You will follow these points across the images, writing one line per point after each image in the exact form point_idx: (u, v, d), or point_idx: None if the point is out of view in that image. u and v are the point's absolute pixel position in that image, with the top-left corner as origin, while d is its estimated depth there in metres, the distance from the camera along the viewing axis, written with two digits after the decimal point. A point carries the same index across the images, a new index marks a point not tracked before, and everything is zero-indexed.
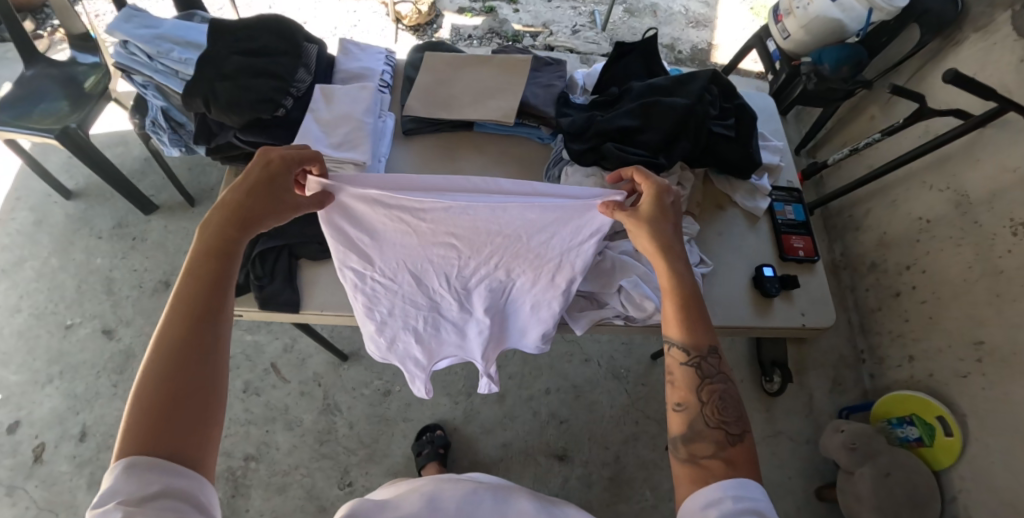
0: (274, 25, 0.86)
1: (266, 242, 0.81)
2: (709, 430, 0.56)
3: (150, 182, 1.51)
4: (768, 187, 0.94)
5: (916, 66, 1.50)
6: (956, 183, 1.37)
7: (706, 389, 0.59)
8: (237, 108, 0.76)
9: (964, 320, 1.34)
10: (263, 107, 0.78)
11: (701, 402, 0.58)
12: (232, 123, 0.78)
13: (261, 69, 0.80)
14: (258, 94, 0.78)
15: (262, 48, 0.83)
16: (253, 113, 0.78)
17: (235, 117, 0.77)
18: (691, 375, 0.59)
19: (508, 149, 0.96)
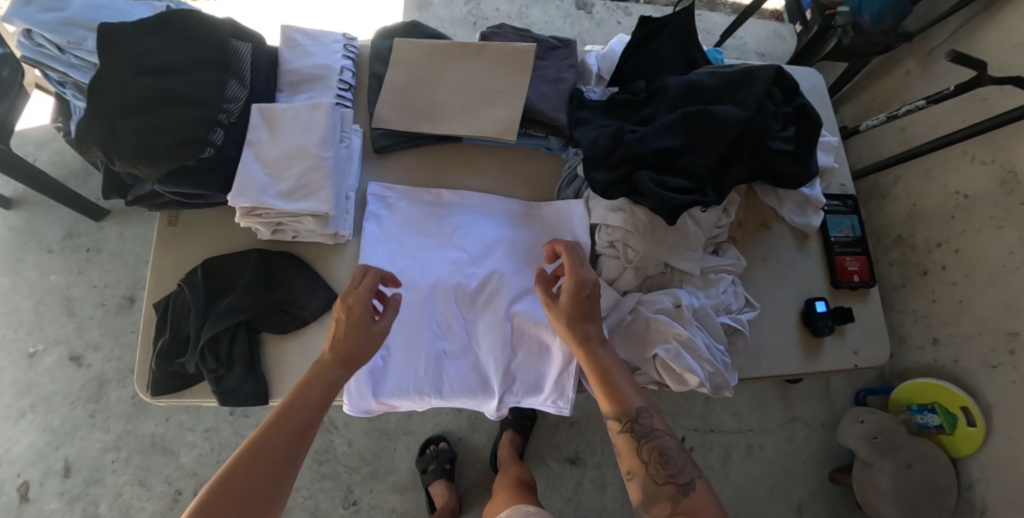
0: (178, 22, 0.63)
1: (214, 322, 0.62)
2: (658, 488, 0.57)
3: (94, 184, 1.38)
4: (823, 197, 0.77)
5: (955, 27, 1.25)
6: (1005, 158, 1.19)
7: (645, 450, 0.58)
8: (149, 158, 0.59)
9: (997, 309, 1.24)
10: (183, 152, 0.61)
11: (644, 465, 0.58)
12: (146, 175, 0.61)
13: (174, 96, 0.61)
14: (176, 134, 0.60)
15: (173, 63, 0.61)
16: (173, 161, 0.61)
17: (148, 168, 0.60)
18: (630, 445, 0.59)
19: (510, 163, 0.78)
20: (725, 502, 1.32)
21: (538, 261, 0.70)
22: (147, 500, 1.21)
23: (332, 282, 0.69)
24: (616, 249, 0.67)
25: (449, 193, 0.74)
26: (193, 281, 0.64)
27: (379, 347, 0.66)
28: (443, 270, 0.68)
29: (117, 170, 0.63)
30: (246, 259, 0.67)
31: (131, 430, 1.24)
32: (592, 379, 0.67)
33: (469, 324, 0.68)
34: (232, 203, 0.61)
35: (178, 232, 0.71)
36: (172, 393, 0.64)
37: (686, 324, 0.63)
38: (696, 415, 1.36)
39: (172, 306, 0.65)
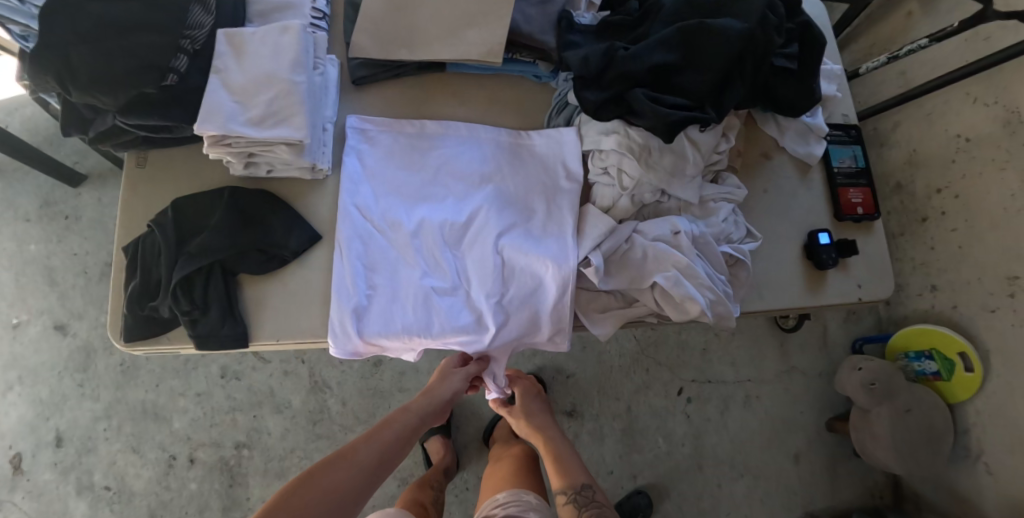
0: None
1: (186, 262, 0.58)
2: None
3: (69, 148, 1.32)
4: (825, 127, 0.75)
5: None
6: (1008, 97, 1.16)
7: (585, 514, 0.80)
8: (104, 84, 0.55)
9: (998, 254, 1.22)
10: (143, 79, 0.56)
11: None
12: (105, 105, 0.57)
13: (133, 20, 0.56)
14: (133, 59, 0.55)
15: None
16: (133, 88, 0.56)
17: (107, 97, 0.56)
18: (573, 510, 0.82)
19: (496, 93, 0.75)
20: (722, 452, 1.33)
21: (527, 190, 0.67)
22: (142, 466, 1.19)
23: (313, 219, 0.66)
24: (610, 175, 0.65)
25: (432, 125, 0.71)
26: (163, 222, 0.61)
27: (362, 286, 0.63)
28: (429, 203, 0.66)
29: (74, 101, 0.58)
30: (218, 198, 0.63)
31: (121, 398, 1.22)
32: (586, 312, 0.64)
33: (458, 259, 0.65)
34: (198, 130, 0.57)
35: (147, 174, 0.67)
36: (146, 339, 0.61)
37: (685, 252, 0.60)
38: (693, 366, 1.35)
39: (142, 247, 0.61)
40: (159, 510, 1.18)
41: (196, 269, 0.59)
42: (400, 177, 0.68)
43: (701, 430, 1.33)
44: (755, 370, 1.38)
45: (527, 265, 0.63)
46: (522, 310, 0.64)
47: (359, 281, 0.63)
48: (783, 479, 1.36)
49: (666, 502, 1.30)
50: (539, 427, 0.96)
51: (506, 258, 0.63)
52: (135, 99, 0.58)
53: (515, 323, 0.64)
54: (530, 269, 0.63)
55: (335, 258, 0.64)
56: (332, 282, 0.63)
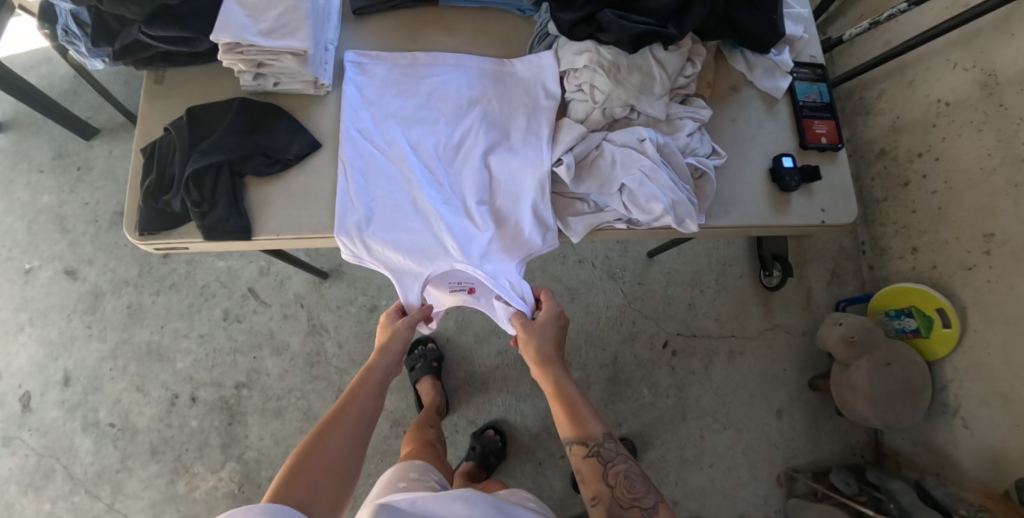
0: None
1: (197, 158, 0.64)
2: (626, 510, 0.62)
3: (83, 102, 1.39)
4: (790, 64, 0.80)
5: None
6: (986, 59, 1.14)
7: (611, 473, 0.64)
8: None
9: (976, 212, 1.19)
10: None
11: (610, 488, 0.64)
12: (132, 15, 0.63)
13: None
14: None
15: None
16: None
17: (134, 7, 0.62)
18: (595, 468, 0.65)
19: (483, 27, 0.78)
20: (705, 403, 1.38)
21: (510, 112, 0.71)
22: (145, 404, 1.24)
23: (314, 130, 0.71)
24: (584, 91, 0.68)
25: (422, 56, 0.74)
26: (179, 125, 0.67)
27: (366, 199, 0.68)
28: (422, 129, 0.70)
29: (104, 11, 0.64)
30: (229, 107, 0.69)
31: (127, 339, 1.28)
32: (560, 217, 0.69)
33: (451, 175, 0.70)
34: (213, 39, 0.61)
35: (163, 90, 0.74)
36: (159, 232, 0.67)
37: (651, 158, 0.64)
38: (677, 320, 1.41)
39: (159, 150, 0.67)
40: (161, 447, 1.23)
41: (207, 165, 0.64)
42: (394, 102, 0.71)
43: (685, 382, 1.38)
44: (738, 326, 1.43)
45: (516, 177, 0.69)
46: (511, 218, 0.70)
47: (362, 195, 0.68)
48: (765, 433, 1.38)
49: (650, 451, 1.35)
50: (549, 359, 0.72)
51: (496, 172, 0.69)
52: (159, 11, 0.64)
53: (505, 228, 0.70)
54: (518, 180, 0.69)
55: (338, 175, 0.68)
56: (337, 197, 0.68)
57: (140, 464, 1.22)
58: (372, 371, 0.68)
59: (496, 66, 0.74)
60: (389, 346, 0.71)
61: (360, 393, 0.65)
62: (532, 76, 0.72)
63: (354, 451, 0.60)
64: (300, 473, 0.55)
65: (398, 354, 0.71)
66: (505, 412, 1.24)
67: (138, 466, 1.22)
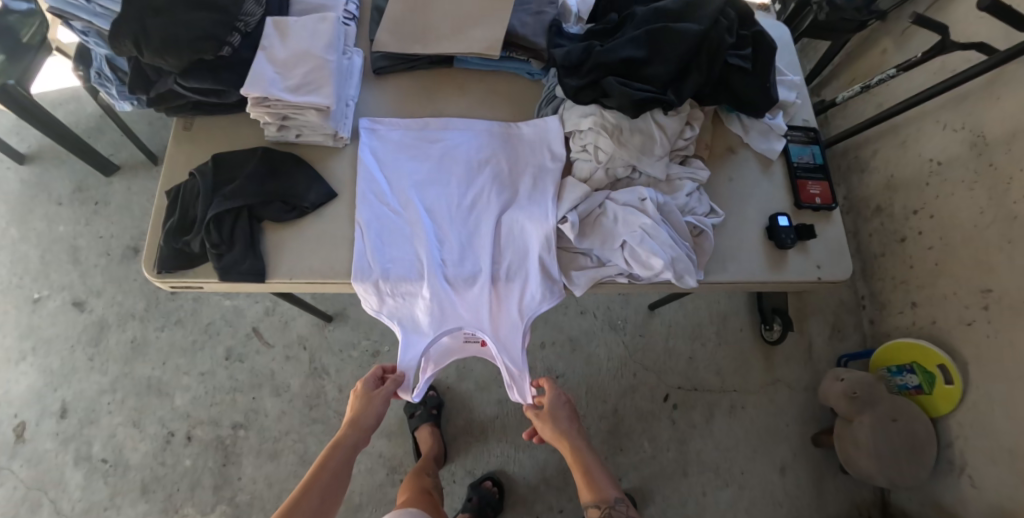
0: None
1: (220, 203, 0.67)
2: None
3: (107, 140, 1.46)
4: (784, 128, 0.83)
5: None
6: (975, 121, 1.18)
7: None
8: (172, 50, 0.66)
9: (972, 267, 1.21)
10: (203, 46, 0.68)
11: None
12: (170, 67, 0.69)
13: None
14: (195, 29, 0.67)
15: None
16: (194, 54, 0.68)
17: (172, 59, 0.67)
18: None
19: (495, 88, 0.80)
20: (706, 457, 1.36)
21: (518, 175, 0.72)
22: (139, 440, 1.23)
23: (330, 180, 0.74)
24: (589, 152, 0.71)
25: (434, 122, 0.76)
26: (204, 171, 0.70)
27: (382, 260, 0.68)
28: (436, 193, 0.71)
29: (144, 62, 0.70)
30: (252, 155, 0.72)
31: (128, 373, 1.28)
32: (565, 271, 0.70)
33: (465, 235, 0.69)
34: (242, 93, 0.66)
35: (190, 136, 0.78)
36: (175, 270, 0.69)
37: (651, 216, 0.66)
38: (678, 373, 1.41)
39: (183, 192, 0.71)
40: (152, 485, 1.21)
41: (226, 207, 0.67)
42: (406, 162, 0.72)
43: (686, 436, 1.37)
44: (740, 380, 1.42)
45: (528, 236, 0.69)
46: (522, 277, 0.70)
47: (379, 254, 0.68)
48: (768, 489, 1.35)
49: (650, 507, 1.31)
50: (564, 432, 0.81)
51: (509, 232, 0.70)
52: (195, 64, 0.70)
53: (519, 286, 0.70)
54: (530, 240, 0.69)
55: (355, 237, 0.69)
56: (354, 260, 0.68)
57: (129, 502, 1.19)
58: (344, 444, 0.73)
59: (505, 131, 0.75)
60: (359, 422, 0.74)
61: (331, 463, 0.71)
62: (537, 139, 0.74)
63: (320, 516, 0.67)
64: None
65: (368, 424, 0.74)
66: (504, 462, 1.22)
67: (127, 504, 1.19)
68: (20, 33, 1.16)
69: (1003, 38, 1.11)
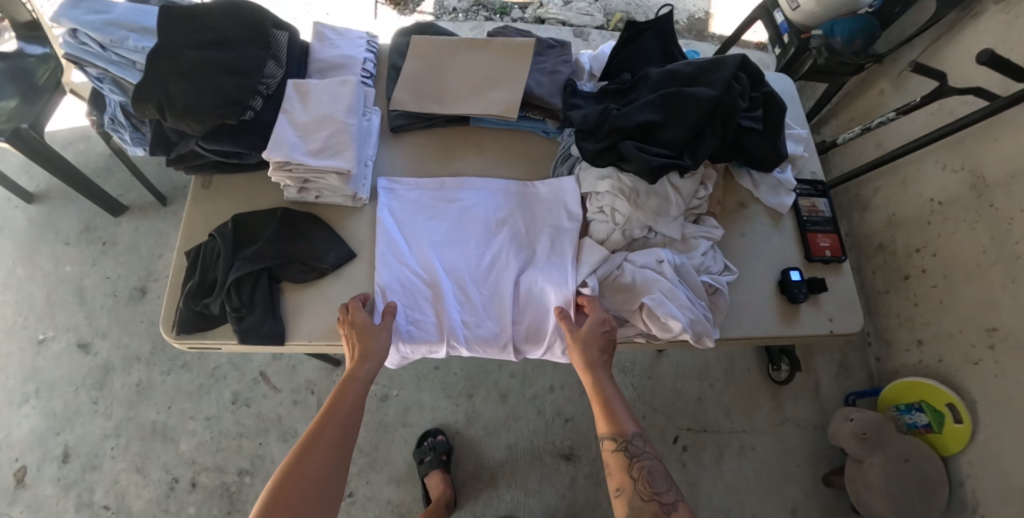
0: (230, 9, 0.73)
1: (241, 266, 0.68)
2: (643, 504, 0.61)
3: (116, 181, 1.47)
4: (793, 182, 0.84)
5: (929, 41, 1.30)
6: (974, 163, 1.21)
7: (636, 467, 0.63)
8: (197, 116, 0.68)
9: (976, 306, 1.22)
10: (227, 112, 0.69)
11: (633, 481, 0.63)
12: (193, 131, 0.70)
13: (223, 63, 0.70)
14: (219, 96, 0.68)
15: (225, 37, 0.72)
16: (217, 119, 0.69)
17: (196, 124, 0.69)
18: (622, 462, 0.64)
19: (511, 146, 0.82)
20: (716, 499, 1.34)
21: (536, 235, 0.73)
22: (143, 486, 1.21)
23: (348, 240, 0.74)
24: (605, 213, 0.72)
25: (451, 181, 0.77)
26: (224, 232, 0.71)
27: (404, 322, 0.69)
28: (456, 252, 0.71)
29: (167, 126, 0.71)
30: (271, 216, 0.73)
31: (132, 417, 1.26)
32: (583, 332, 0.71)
33: (485, 296, 0.70)
34: (265, 157, 0.67)
35: (209, 194, 0.78)
36: (194, 332, 0.69)
37: (668, 278, 0.67)
38: (687, 414, 1.41)
39: (203, 254, 0.71)
40: None
41: (242, 269, 0.67)
42: (423, 222, 0.74)
43: (696, 478, 1.36)
44: (749, 420, 1.42)
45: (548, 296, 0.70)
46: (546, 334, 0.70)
47: (399, 317, 0.69)
48: None
49: None
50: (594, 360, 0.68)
51: (529, 291, 0.70)
52: (218, 128, 0.71)
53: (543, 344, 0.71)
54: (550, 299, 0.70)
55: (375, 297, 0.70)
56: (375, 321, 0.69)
57: None
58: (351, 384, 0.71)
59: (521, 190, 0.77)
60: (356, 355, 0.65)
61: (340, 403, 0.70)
62: (553, 197, 0.75)
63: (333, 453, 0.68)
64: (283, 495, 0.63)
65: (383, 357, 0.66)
66: (513, 509, 1.20)
67: None
68: (37, 74, 1.19)
69: (1000, 84, 1.13)
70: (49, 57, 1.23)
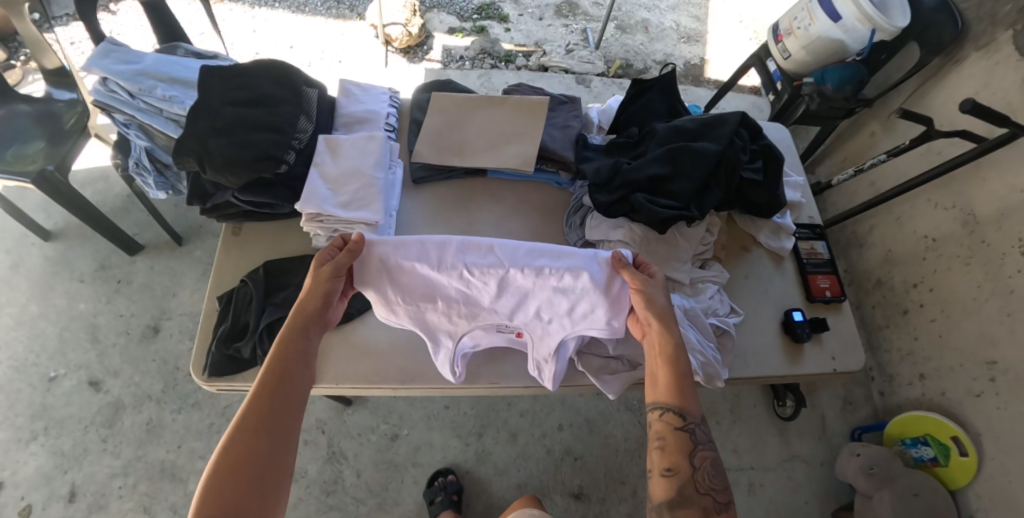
0: (268, 71, 0.80)
1: (272, 311, 0.72)
2: (698, 496, 0.58)
3: (133, 220, 1.51)
4: (792, 226, 0.89)
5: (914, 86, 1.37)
6: (964, 201, 1.26)
7: (698, 455, 0.61)
8: (235, 170, 0.72)
9: (975, 339, 1.25)
10: (263, 166, 0.73)
11: (694, 469, 0.60)
12: (229, 184, 0.74)
13: (261, 121, 0.75)
14: (256, 151, 0.73)
15: (263, 96, 0.78)
16: (254, 173, 0.73)
17: (232, 178, 0.73)
18: (684, 442, 0.61)
19: (526, 196, 0.86)
20: None
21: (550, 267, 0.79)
22: None
23: None
24: None
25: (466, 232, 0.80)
26: (255, 278, 0.75)
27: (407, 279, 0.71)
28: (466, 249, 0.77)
29: (205, 178, 0.76)
30: (299, 263, 0.78)
31: (141, 456, 1.26)
32: (598, 374, 0.77)
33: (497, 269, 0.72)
34: (298, 209, 0.71)
35: (238, 240, 0.82)
36: (223, 376, 0.71)
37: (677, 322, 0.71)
38: None
39: (235, 299, 0.75)
40: None
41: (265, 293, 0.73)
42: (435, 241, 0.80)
43: None
44: (756, 457, 1.43)
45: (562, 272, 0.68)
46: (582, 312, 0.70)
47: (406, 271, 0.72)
48: None
49: None
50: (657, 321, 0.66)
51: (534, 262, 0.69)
52: (253, 182, 0.75)
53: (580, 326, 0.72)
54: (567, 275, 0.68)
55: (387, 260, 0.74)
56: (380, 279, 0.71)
57: None
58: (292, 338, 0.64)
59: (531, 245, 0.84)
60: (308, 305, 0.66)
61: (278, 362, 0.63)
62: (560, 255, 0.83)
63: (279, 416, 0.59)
64: (243, 454, 0.55)
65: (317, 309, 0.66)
66: None
67: None
68: (65, 120, 1.25)
69: (983, 127, 1.20)
70: (78, 102, 1.29)
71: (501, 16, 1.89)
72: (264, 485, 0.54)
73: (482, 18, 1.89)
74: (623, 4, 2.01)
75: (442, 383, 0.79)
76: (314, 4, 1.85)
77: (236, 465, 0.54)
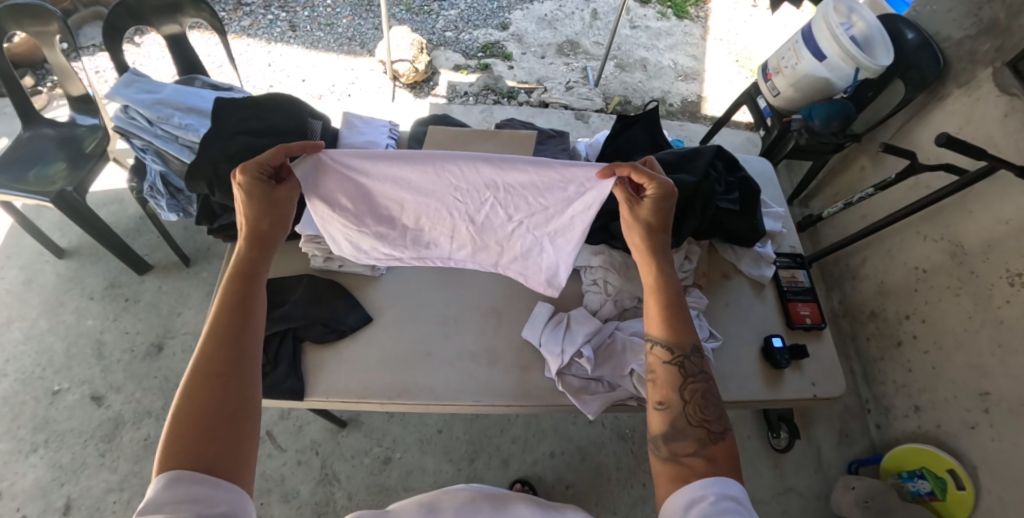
0: (274, 103, 0.86)
1: (271, 326, 0.82)
2: (691, 428, 0.60)
3: (145, 241, 1.56)
4: (772, 255, 0.93)
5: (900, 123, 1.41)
6: (951, 233, 1.29)
7: (689, 388, 0.63)
8: None
9: (966, 370, 1.25)
10: None
11: (683, 401, 0.62)
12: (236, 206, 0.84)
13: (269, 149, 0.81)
14: None
15: (273, 127, 0.84)
16: None
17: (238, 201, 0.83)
18: (673, 376, 0.63)
19: None
20: None
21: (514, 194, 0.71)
22: None
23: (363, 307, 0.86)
24: (598, 285, 0.87)
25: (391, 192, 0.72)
26: None
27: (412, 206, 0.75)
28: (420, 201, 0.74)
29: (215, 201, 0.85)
30: (299, 282, 0.88)
31: (137, 471, 1.28)
32: (580, 395, 0.80)
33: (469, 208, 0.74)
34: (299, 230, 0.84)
35: None
36: None
37: None
38: None
39: None
40: None
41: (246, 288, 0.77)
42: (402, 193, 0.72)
43: None
44: (751, 489, 1.42)
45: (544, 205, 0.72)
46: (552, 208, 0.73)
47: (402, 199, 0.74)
48: None
49: None
50: (656, 246, 0.68)
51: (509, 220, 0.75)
52: None
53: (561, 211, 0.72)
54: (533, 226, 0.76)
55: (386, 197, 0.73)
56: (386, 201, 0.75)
57: None
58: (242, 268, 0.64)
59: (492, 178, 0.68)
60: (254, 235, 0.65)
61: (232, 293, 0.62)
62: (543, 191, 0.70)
63: (238, 351, 0.59)
64: (207, 403, 0.54)
65: (273, 238, 0.67)
66: None
67: None
68: (85, 145, 1.32)
69: (966, 161, 1.23)
70: (100, 128, 1.37)
71: (505, 55, 1.98)
72: (236, 427, 0.54)
73: (487, 56, 1.98)
74: (623, 43, 2.09)
75: (429, 400, 0.81)
76: (327, 41, 1.96)
77: (195, 415, 0.53)
